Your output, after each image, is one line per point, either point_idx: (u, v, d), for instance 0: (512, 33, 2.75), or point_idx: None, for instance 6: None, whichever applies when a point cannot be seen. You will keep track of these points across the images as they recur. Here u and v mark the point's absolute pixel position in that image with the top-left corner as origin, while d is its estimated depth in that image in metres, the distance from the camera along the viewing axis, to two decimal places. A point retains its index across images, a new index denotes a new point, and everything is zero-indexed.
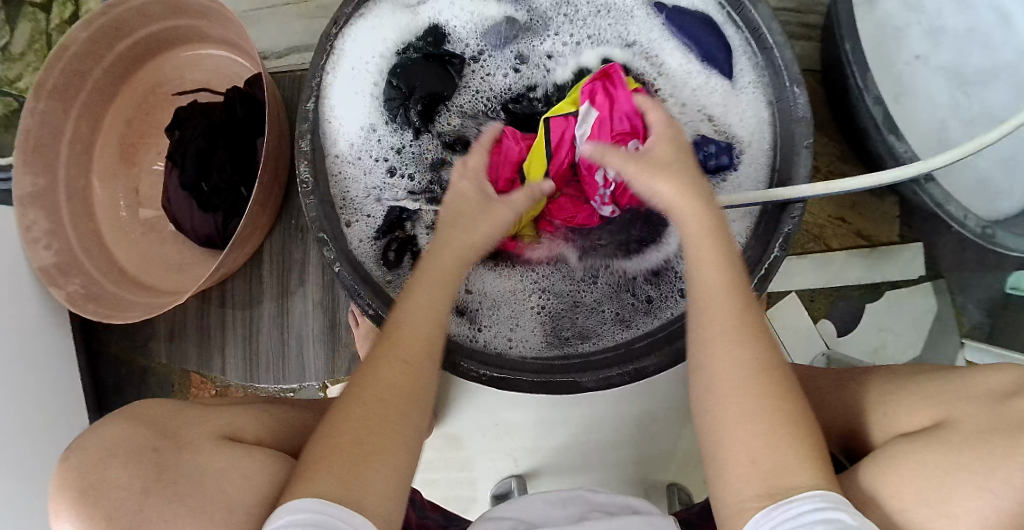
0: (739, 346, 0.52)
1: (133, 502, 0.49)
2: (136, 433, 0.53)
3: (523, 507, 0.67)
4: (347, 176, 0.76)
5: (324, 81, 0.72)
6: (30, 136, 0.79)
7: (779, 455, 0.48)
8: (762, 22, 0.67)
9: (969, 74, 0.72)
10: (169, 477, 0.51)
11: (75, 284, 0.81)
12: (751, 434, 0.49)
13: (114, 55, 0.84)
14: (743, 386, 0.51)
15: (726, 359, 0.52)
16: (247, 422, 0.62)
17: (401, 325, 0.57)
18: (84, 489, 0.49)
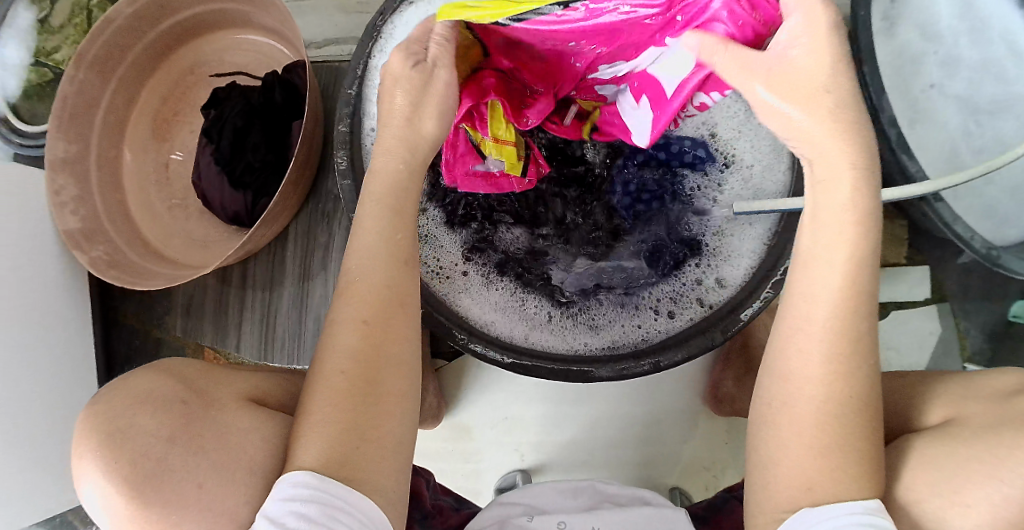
0: (841, 327, 0.48)
1: (159, 450, 0.46)
2: (165, 384, 0.51)
3: (536, 494, 0.68)
4: None
5: (370, 67, 0.75)
6: (68, 103, 0.81)
7: (831, 466, 0.47)
8: None
9: (982, 105, 0.76)
10: (196, 429, 0.49)
11: (99, 249, 0.82)
12: (805, 444, 0.48)
13: (157, 33, 0.87)
14: (826, 374, 0.48)
15: (822, 346, 0.48)
16: (265, 384, 0.60)
17: (352, 280, 0.54)
18: (110, 433, 0.46)
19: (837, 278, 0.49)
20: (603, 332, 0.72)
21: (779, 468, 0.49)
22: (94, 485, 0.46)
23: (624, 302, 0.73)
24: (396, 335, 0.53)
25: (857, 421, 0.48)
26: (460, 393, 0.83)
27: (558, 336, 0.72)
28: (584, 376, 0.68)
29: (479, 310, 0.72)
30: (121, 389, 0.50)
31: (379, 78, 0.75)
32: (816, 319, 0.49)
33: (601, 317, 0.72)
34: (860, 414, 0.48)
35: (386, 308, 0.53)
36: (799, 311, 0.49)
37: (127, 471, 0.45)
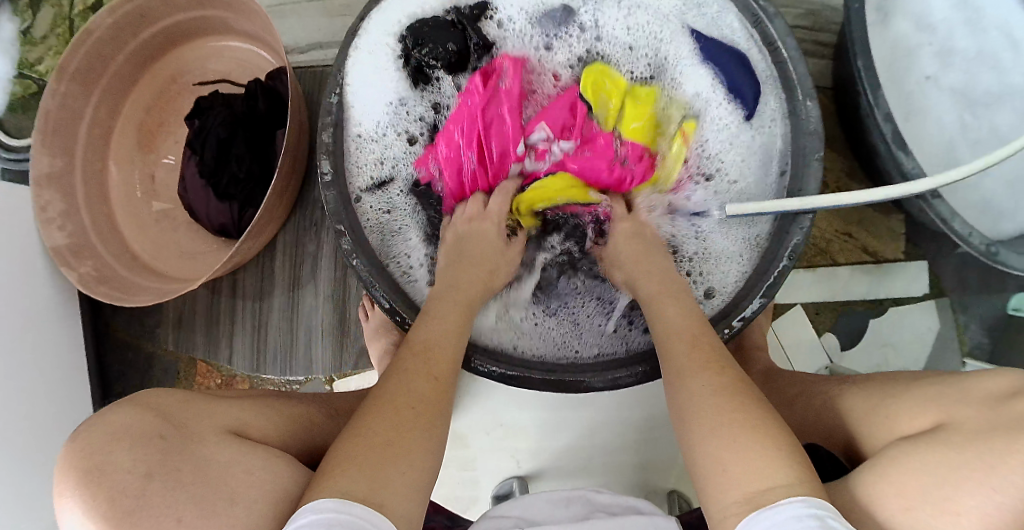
0: (703, 358, 0.57)
1: (137, 486, 0.48)
2: (144, 419, 0.52)
3: (525, 505, 0.68)
4: (367, 150, 0.75)
5: (349, 71, 0.74)
6: (50, 118, 0.80)
7: (753, 459, 0.48)
8: (778, 37, 0.70)
9: (978, 96, 0.74)
10: (173, 464, 0.50)
11: (87, 265, 0.81)
12: (720, 445, 0.51)
13: (138, 43, 0.85)
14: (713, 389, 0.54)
15: (695, 371, 0.56)
16: (257, 420, 0.61)
17: (423, 343, 0.61)
18: (88, 469, 0.48)
19: (683, 327, 0.60)
20: (600, 341, 0.71)
21: (720, 479, 0.49)
22: (74, 521, 0.47)
23: (619, 309, 0.72)
24: (445, 394, 0.59)
25: (758, 417, 0.51)
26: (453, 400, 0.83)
27: (550, 348, 0.71)
28: (578, 386, 0.68)
29: (473, 319, 0.71)
30: (100, 424, 0.51)
31: (360, 80, 0.75)
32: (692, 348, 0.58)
33: (590, 328, 0.72)
34: (760, 409, 0.52)
35: (444, 367, 0.60)
36: (676, 343, 0.59)
37: (105, 507, 0.46)
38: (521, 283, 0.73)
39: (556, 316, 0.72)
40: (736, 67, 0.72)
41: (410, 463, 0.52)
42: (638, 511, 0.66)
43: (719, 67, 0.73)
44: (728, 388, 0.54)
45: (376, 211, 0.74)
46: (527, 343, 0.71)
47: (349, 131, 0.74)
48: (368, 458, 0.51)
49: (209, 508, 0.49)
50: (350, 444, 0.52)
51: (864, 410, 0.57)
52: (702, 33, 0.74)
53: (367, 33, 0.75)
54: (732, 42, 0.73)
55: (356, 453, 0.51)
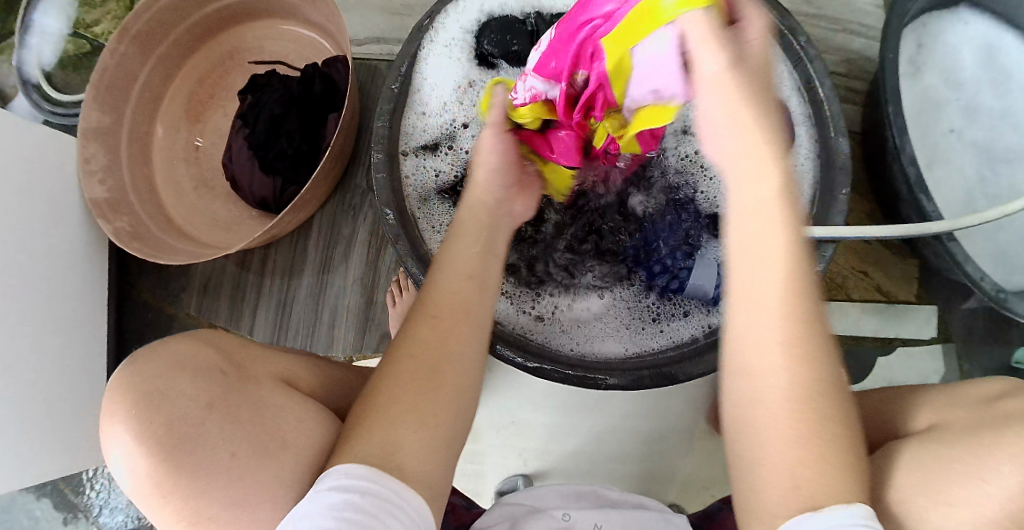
0: (797, 347, 0.47)
1: (196, 415, 0.47)
2: (205, 354, 0.52)
3: (537, 496, 0.68)
4: (420, 127, 0.78)
5: (420, 55, 0.77)
6: (107, 75, 0.82)
7: (826, 485, 0.45)
8: (816, 77, 0.74)
9: (998, 152, 0.79)
10: (233, 400, 0.49)
11: (122, 221, 0.82)
12: (799, 458, 0.46)
13: (202, 15, 0.88)
14: (777, 373, 0.47)
15: (775, 354, 0.47)
16: (299, 370, 0.60)
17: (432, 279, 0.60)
18: (150, 392, 0.48)
19: (781, 312, 0.47)
20: (614, 343, 0.72)
21: (761, 457, 0.47)
22: (127, 448, 0.47)
23: (632, 314, 0.75)
24: (460, 334, 0.56)
25: (824, 432, 0.46)
26: None
27: (575, 344, 0.72)
28: (598, 384, 0.67)
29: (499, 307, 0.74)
30: (163, 353, 0.51)
31: (429, 69, 0.78)
32: (775, 327, 0.47)
33: (613, 336, 0.73)
34: (830, 420, 0.46)
35: (456, 313, 0.57)
36: (761, 315, 0.48)
37: (161, 432, 0.46)
38: (544, 276, 0.75)
39: (578, 323, 0.74)
40: None
41: (439, 411, 0.53)
42: (645, 507, 0.67)
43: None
44: (811, 387, 0.47)
45: (415, 174, 0.77)
46: (548, 339, 0.73)
47: (413, 110, 0.78)
48: (413, 403, 0.52)
49: (262, 445, 0.48)
50: (401, 381, 0.53)
51: (882, 425, 0.59)
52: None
53: (443, 23, 0.79)
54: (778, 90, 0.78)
55: (399, 384, 0.53)
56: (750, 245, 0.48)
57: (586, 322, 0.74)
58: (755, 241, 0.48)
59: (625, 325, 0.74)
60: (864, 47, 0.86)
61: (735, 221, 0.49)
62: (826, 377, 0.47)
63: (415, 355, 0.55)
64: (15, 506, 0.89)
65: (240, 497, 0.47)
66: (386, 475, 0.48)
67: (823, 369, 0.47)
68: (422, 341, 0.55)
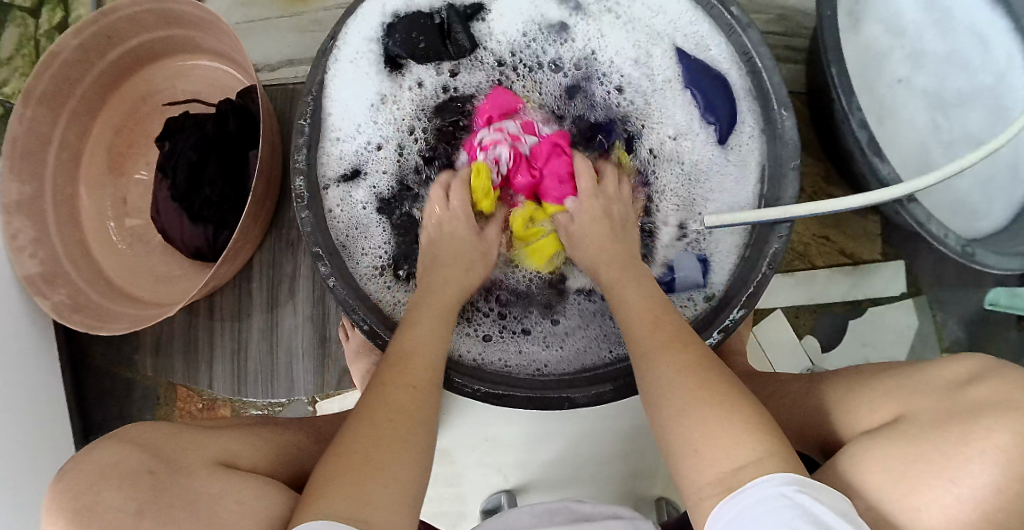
0: (669, 342, 0.55)
1: (128, 525, 0.43)
2: (133, 455, 0.47)
3: (510, 520, 0.67)
4: (341, 150, 0.75)
5: (327, 76, 0.73)
6: (17, 143, 0.78)
7: (741, 448, 0.47)
8: (752, 46, 0.69)
9: (950, 97, 0.76)
10: (166, 499, 0.45)
11: (61, 293, 0.80)
12: (715, 432, 0.48)
13: (105, 63, 0.84)
14: (670, 360, 0.54)
15: (655, 353, 0.55)
16: (242, 449, 0.55)
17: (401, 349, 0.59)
18: (78, 509, 0.43)
19: (648, 323, 0.58)
20: (576, 359, 0.69)
21: (686, 468, 0.49)
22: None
23: (594, 326, 0.71)
24: (429, 399, 0.56)
25: (726, 389, 0.51)
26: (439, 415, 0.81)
27: (535, 364, 0.69)
28: (561, 404, 0.65)
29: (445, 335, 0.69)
30: (89, 462, 0.46)
31: (341, 89, 0.74)
32: (650, 335, 0.57)
33: (564, 347, 0.70)
34: (719, 393, 0.51)
35: (425, 377, 0.57)
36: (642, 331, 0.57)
37: None
38: (496, 300, 0.72)
39: (526, 340, 0.70)
40: (713, 90, 0.73)
41: (404, 474, 0.50)
42: (618, 516, 0.66)
43: (702, 88, 0.74)
44: (701, 369, 0.53)
45: (342, 203, 0.73)
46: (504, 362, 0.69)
47: (328, 137, 0.73)
48: (367, 468, 0.49)
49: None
50: (357, 448, 0.50)
51: (843, 414, 0.58)
52: (688, 53, 0.74)
53: (345, 38, 0.74)
54: (717, 65, 0.73)
55: (366, 440, 0.51)
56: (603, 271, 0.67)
57: (544, 340, 0.70)
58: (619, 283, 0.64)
59: (587, 339, 0.70)
60: (799, 2, 0.81)
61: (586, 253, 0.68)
62: (703, 355, 0.54)
63: (367, 434, 0.51)
64: None
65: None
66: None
67: (695, 350, 0.55)
68: (385, 410, 0.53)
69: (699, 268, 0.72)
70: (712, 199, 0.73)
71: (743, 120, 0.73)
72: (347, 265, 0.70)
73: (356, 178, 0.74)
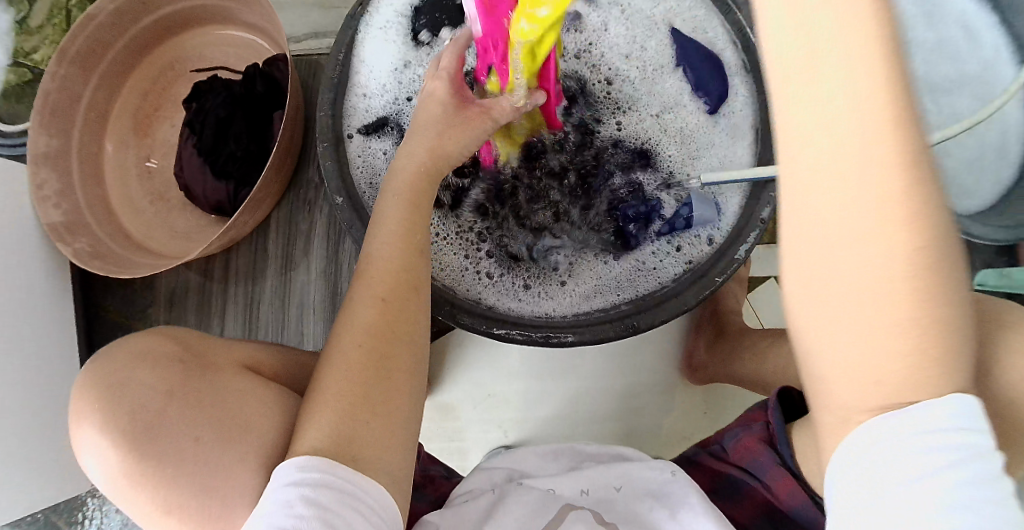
0: (908, 205, 0.34)
1: (156, 404, 0.47)
2: (165, 346, 0.51)
3: (517, 459, 0.70)
4: (359, 110, 0.78)
5: (355, 39, 0.77)
6: (50, 97, 0.82)
7: (907, 373, 0.37)
8: (744, 21, 0.74)
9: (938, 83, 0.82)
10: (194, 385, 0.49)
11: (82, 242, 0.82)
12: (893, 349, 0.36)
13: (138, 29, 0.88)
14: (882, 281, 0.35)
15: (884, 223, 0.34)
16: (263, 358, 0.60)
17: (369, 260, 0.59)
18: (112, 385, 0.47)
19: (889, 161, 0.33)
20: (591, 302, 0.71)
21: (827, 365, 0.39)
22: (93, 444, 0.46)
23: (613, 271, 0.73)
24: (409, 312, 0.56)
25: (931, 317, 0.35)
26: (443, 371, 0.83)
27: (547, 307, 0.71)
28: (563, 342, 0.67)
29: (465, 275, 0.72)
30: (124, 348, 0.50)
31: (365, 52, 0.78)
32: (880, 190, 0.34)
33: (581, 290, 0.72)
34: (941, 301, 0.35)
35: None
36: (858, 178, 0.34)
37: (125, 422, 0.45)
38: (517, 240, 0.73)
39: (546, 277, 0.73)
40: (705, 60, 0.75)
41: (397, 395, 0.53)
42: (624, 457, 0.68)
43: (693, 67, 0.76)
44: (932, 262, 0.35)
45: (360, 157, 0.76)
46: (519, 305, 0.71)
47: (354, 94, 0.78)
48: (362, 393, 0.51)
49: (226, 431, 0.48)
50: (346, 365, 0.53)
51: None
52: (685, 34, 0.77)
53: (375, 8, 0.79)
54: (713, 45, 0.76)
55: (361, 352, 0.53)
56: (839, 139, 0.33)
57: (562, 282, 0.73)
58: (858, 163, 0.33)
59: (606, 283, 0.73)
60: None
61: (790, 102, 0.34)
62: (935, 241, 0.34)
63: (359, 350, 0.53)
64: None
65: (206, 483, 0.46)
66: (348, 468, 0.48)
67: (931, 255, 0.35)
68: (360, 328, 0.54)
69: (713, 207, 0.72)
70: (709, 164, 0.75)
71: (734, 94, 0.76)
72: (367, 215, 0.73)
73: (379, 133, 0.78)
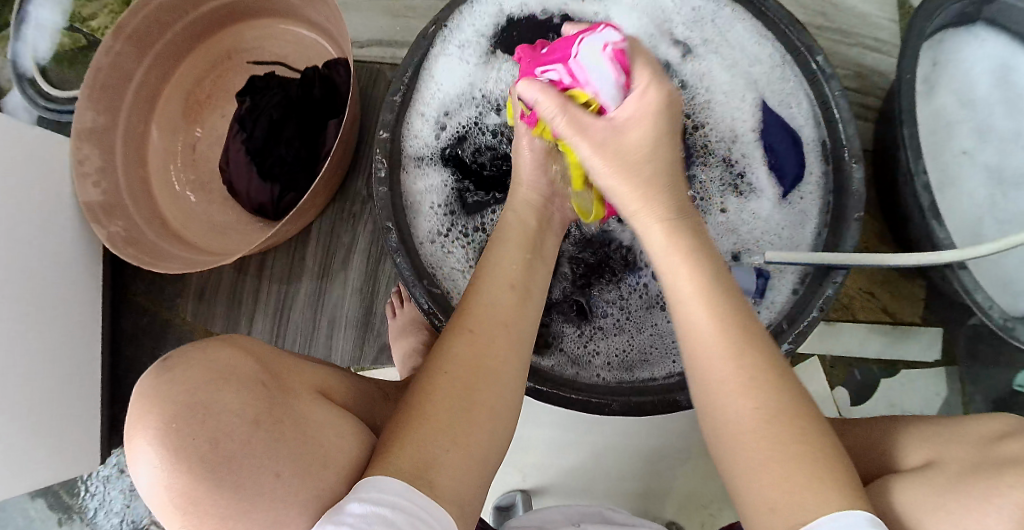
0: (738, 364, 0.49)
1: (243, 432, 0.41)
2: (246, 362, 0.45)
3: (543, 518, 0.66)
4: (416, 129, 0.75)
5: (430, 52, 0.75)
6: (102, 73, 0.80)
7: (801, 491, 0.44)
8: (832, 97, 0.71)
9: (1009, 175, 0.79)
10: (278, 414, 0.44)
11: (117, 225, 0.80)
12: (768, 466, 0.45)
13: (199, 13, 0.85)
14: (718, 364, 0.49)
15: (722, 376, 0.49)
16: (333, 383, 0.55)
17: (471, 304, 0.56)
18: (192, 406, 0.41)
19: (715, 337, 0.50)
20: (631, 363, 0.71)
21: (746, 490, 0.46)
22: (157, 467, 0.40)
23: (648, 326, 0.73)
24: (504, 356, 0.53)
25: (798, 456, 0.45)
26: None
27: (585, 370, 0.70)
28: (601, 410, 0.66)
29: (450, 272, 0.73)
30: (201, 357, 0.44)
31: (439, 68, 0.76)
32: (701, 333, 0.50)
33: (630, 348, 0.72)
34: (795, 438, 0.46)
35: (502, 337, 0.54)
36: (693, 324, 0.51)
37: (205, 450, 0.40)
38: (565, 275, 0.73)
39: (595, 332, 0.73)
40: (785, 135, 0.75)
41: (475, 430, 0.49)
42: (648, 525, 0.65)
43: (775, 143, 0.76)
44: (773, 405, 0.47)
45: (417, 181, 0.75)
46: (559, 360, 0.70)
47: (414, 108, 0.75)
48: (440, 427, 0.48)
49: (305, 466, 0.43)
50: (439, 396, 0.50)
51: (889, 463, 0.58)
52: (774, 106, 0.76)
53: (457, 22, 0.77)
54: (793, 121, 0.75)
55: (436, 394, 0.50)
56: (677, 275, 0.53)
57: (600, 334, 0.72)
58: (695, 311, 0.51)
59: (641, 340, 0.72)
60: (878, 64, 0.85)
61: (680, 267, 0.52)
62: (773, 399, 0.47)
63: (457, 377, 0.51)
64: (9, 504, 0.89)
65: (278, 522, 0.41)
66: (413, 488, 0.45)
67: (774, 405, 0.47)
68: (447, 365, 0.51)
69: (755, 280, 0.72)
70: (769, 244, 0.75)
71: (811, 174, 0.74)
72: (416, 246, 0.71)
73: (437, 166, 0.76)
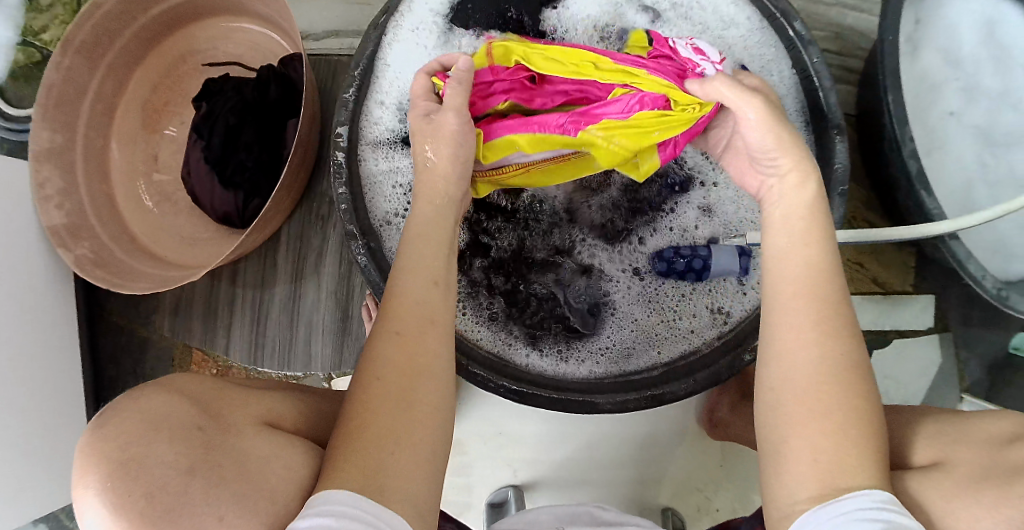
0: (827, 327, 0.48)
1: (178, 482, 0.41)
2: (179, 408, 0.46)
3: (530, 519, 0.65)
4: (374, 122, 0.73)
5: (381, 42, 0.72)
6: (54, 90, 0.77)
7: (844, 459, 0.44)
8: (811, 63, 0.68)
9: (999, 134, 0.75)
10: (215, 458, 0.44)
11: (85, 247, 0.79)
12: (820, 433, 0.46)
13: (148, 19, 0.82)
14: (809, 325, 0.48)
15: (812, 336, 0.48)
16: (283, 409, 0.56)
17: (407, 301, 0.52)
18: (124, 461, 0.41)
19: (810, 302, 0.49)
20: (618, 356, 0.69)
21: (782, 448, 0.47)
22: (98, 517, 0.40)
23: (634, 315, 0.71)
24: (448, 354, 0.50)
25: (849, 423, 0.46)
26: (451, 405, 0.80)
27: (573, 367, 0.69)
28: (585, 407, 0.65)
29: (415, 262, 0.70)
30: (129, 408, 0.44)
31: (392, 57, 0.73)
32: (795, 296, 0.50)
33: (616, 341, 0.70)
34: (851, 402, 0.46)
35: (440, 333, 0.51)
36: (787, 288, 0.50)
37: (142, 505, 0.40)
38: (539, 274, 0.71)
39: (581, 327, 0.70)
40: None
41: (434, 443, 0.48)
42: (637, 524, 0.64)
43: None
44: (846, 372, 0.47)
45: (380, 177, 0.72)
46: (547, 359, 0.69)
47: (372, 100, 0.72)
48: (392, 442, 0.47)
49: (249, 507, 0.43)
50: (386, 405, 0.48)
51: None
52: (751, 71, 0.72)
53: (408, 7, 0.74)
54: (775, 90, 0.71)
55: (384, 405, 0.48)
56: (780, 233, 0.53)
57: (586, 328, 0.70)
58: (790, 272, 0.51)
59: (627, 331, 0.70)
60: (858, 23, 0.81)
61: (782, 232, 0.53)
62: (849, 364, 0.47)
63: (404, 387, 0.48)
64: None
65: None
66: (367, 498, 0.44)
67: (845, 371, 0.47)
68: (394, 372, 0.49)
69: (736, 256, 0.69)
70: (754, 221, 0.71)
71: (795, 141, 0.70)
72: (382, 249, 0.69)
73: (401, 148, 0.73)
